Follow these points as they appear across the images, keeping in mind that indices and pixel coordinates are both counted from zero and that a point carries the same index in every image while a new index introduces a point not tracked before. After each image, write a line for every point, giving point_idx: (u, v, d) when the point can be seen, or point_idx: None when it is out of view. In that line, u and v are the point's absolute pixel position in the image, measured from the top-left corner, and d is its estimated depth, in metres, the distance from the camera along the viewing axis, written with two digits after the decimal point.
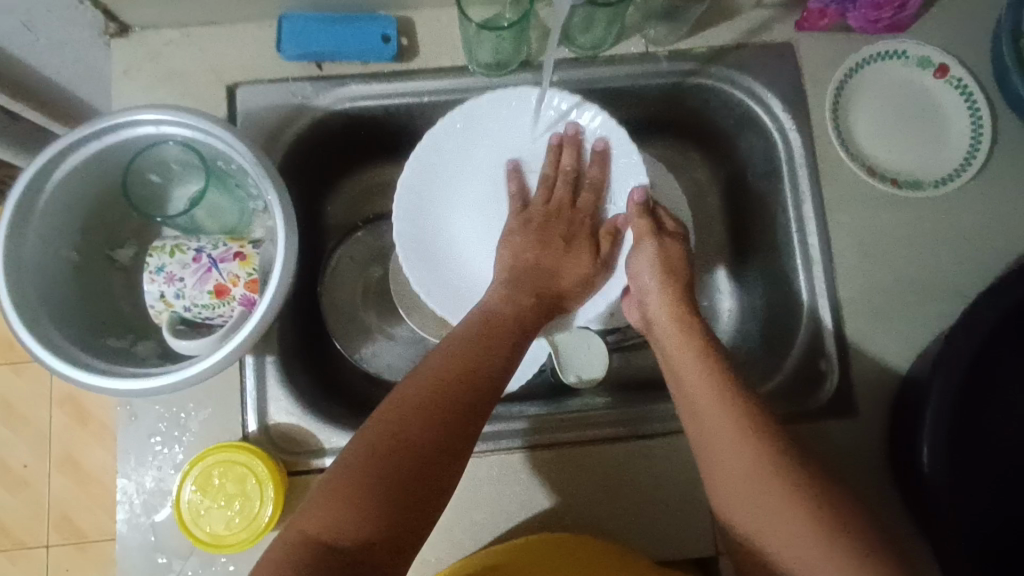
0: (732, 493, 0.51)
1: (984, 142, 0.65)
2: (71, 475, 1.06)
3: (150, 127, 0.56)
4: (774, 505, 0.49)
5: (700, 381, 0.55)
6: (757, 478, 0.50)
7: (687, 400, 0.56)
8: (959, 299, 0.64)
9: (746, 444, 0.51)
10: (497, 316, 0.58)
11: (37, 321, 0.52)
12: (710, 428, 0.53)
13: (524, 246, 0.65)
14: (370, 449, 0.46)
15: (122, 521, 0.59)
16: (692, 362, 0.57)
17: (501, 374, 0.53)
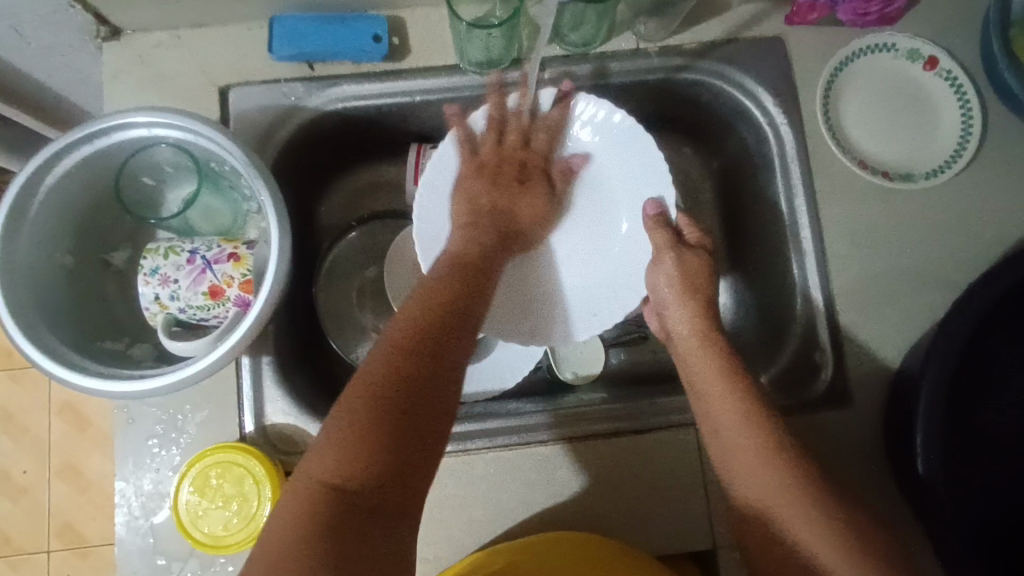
0: (733, 455, 0.53)
1: (974, 133, 0.65)
2: (71, 481, 1.06)
3: (143, 129, 0.56)
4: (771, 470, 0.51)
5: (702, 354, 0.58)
6: (756, 443, 0.52)
7: (691, 366, 0.58)
8: (951, 289, 0.64)
9: (745, 411, 0.54)
10: (462, 254, 0.58)
11: (32, 325, 0.52)
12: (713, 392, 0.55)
13: (476, 191, 0.63)
14: (365, 391, 0.46)
15: (121, 524, 0.59)
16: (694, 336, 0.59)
17: (473, 310, 0.54)
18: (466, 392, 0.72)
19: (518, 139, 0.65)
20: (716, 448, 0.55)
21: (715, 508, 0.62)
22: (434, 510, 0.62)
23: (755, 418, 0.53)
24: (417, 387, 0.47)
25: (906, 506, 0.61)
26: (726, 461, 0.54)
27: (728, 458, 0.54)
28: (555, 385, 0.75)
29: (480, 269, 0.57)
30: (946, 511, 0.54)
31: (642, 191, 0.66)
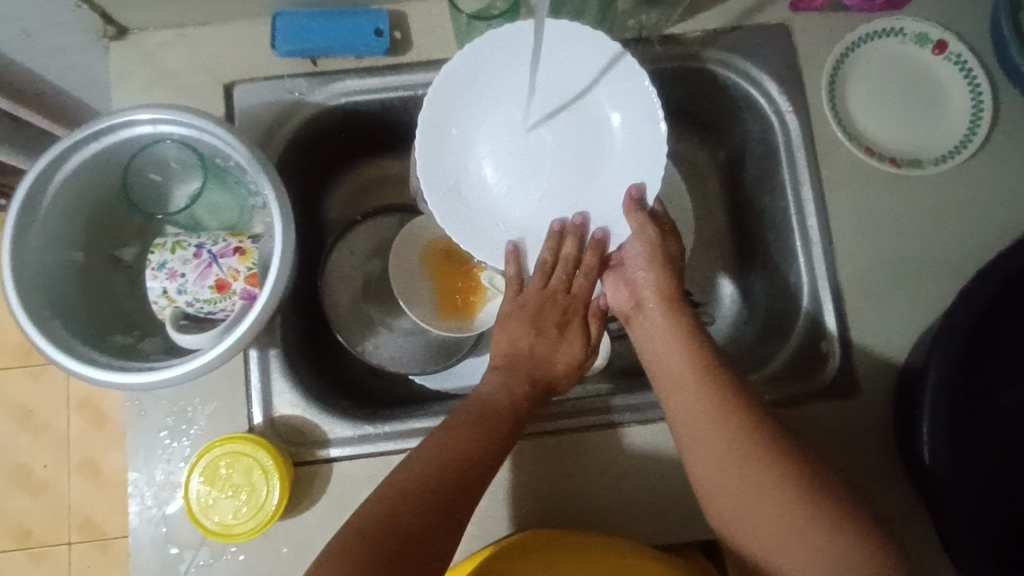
0: (700, 437, 0.53)
1: (984, 118, 0.64)
2: (89, 475, 1.08)
3: (147, 126, 0.57)
4: (736, 450, 0.51)
5: (690, 380, 0.56)
6: (722, 422, 0.53)
7: (674, 388, 0.57)
8: (960, 276, 0.63)
9: (708, 390, 0.55)
10: (492, 403, 0.57)
11: (43, 320, 0.53)
12: (705, 419, 0.54)
13: (517, 331, 0.62)
14: (362, 529, 0.47)
15: (134, 514, 0.61)
16: (679, 353, 0.58)
17: (487, 461, 0.54)
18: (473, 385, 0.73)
19: (562, 285, 0.62)
20: (681, 432, 0.55)
21: None
22: None
23: (720, 397, 0.54)
24: (404, 535, 0.47)
25: (915, 495, 0.60)
26: (692, 442, 0.54)
27: (697, 438, 0.54)
28: None
29: (511, 420, 0.57)
30: (954, 499, 0.53)
31: (631, 170, 0.62)
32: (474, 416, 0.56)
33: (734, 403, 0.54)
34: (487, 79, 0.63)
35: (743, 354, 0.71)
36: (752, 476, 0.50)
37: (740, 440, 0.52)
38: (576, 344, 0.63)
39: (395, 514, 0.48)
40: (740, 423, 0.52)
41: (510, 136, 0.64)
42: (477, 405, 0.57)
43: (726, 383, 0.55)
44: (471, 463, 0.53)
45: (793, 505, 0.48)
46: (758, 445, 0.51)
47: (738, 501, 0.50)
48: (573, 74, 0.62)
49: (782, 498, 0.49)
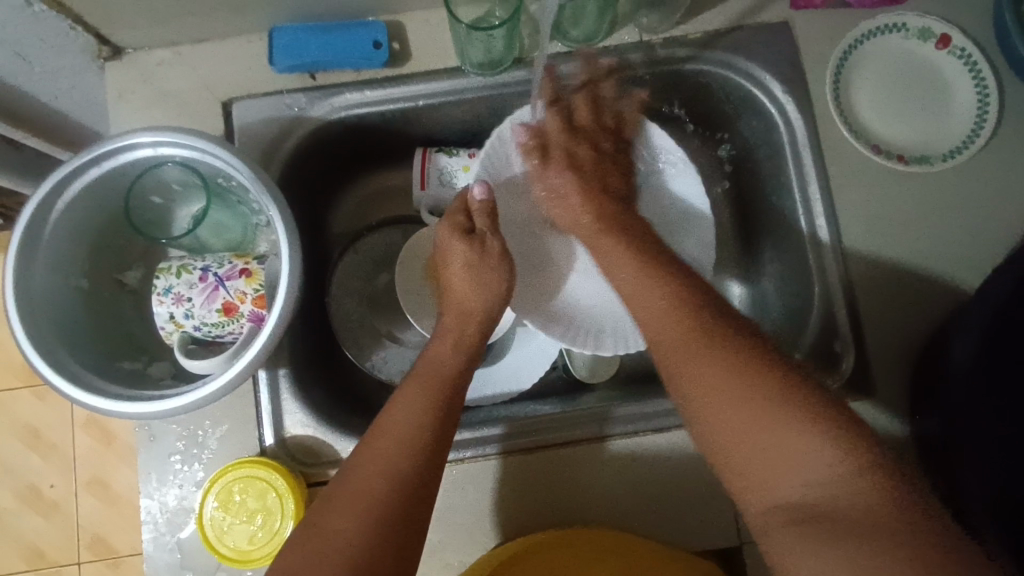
0: (666, 340, 0.53)
1: (991, 111, 0.64)
2: (98, 494, 1.08)
3: (148, 149, 0.56)
4: (727, 381, 0.48)
5: (675, 326, 0.52)
6: (678, 317, 0.53)
7: (661, 336, 0.53)
8: (972, 272, 0.63)
9: (697, 336, 0.51)
10: (440, 361, 0.57)
11: (51, 350, 0.52)
12: (695, 365, 0.50)
13: (457, 263, 0.62)
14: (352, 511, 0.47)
15: (148, 540, 0.60)
16: (659, 299, 0.54)
17: (448, 416, 0.54)
18: (485, 397, 0.72)
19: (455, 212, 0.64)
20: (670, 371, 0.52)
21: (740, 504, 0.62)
22: (455, 515, 0.62)
23: (712, 345, 0.50)
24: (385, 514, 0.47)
25: None
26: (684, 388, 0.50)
27: (664, 338, 0.53)
28: (572, 385, 0.75)
29: (456, 371, 0.57)
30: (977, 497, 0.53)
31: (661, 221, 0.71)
32: (416, 380, 0.55)
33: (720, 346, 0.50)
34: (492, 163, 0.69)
35: None
36: (757, 419, 0.46)
37: (711, 353, 0.49)
38: (476, 258, 0.62)
39: (346, 512, 0.47)
40: (723, 357, 0.49)
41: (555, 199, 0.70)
42: (423, 366, 0.57)
43: (713, 328, 0.51)
44: (433, 429, 0.52)
45: (809, 451, 0.43)
46: (739, 359, 0.48)
47: (749, 453, 0.46)
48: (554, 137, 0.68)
49: (776, 429, 0.45)
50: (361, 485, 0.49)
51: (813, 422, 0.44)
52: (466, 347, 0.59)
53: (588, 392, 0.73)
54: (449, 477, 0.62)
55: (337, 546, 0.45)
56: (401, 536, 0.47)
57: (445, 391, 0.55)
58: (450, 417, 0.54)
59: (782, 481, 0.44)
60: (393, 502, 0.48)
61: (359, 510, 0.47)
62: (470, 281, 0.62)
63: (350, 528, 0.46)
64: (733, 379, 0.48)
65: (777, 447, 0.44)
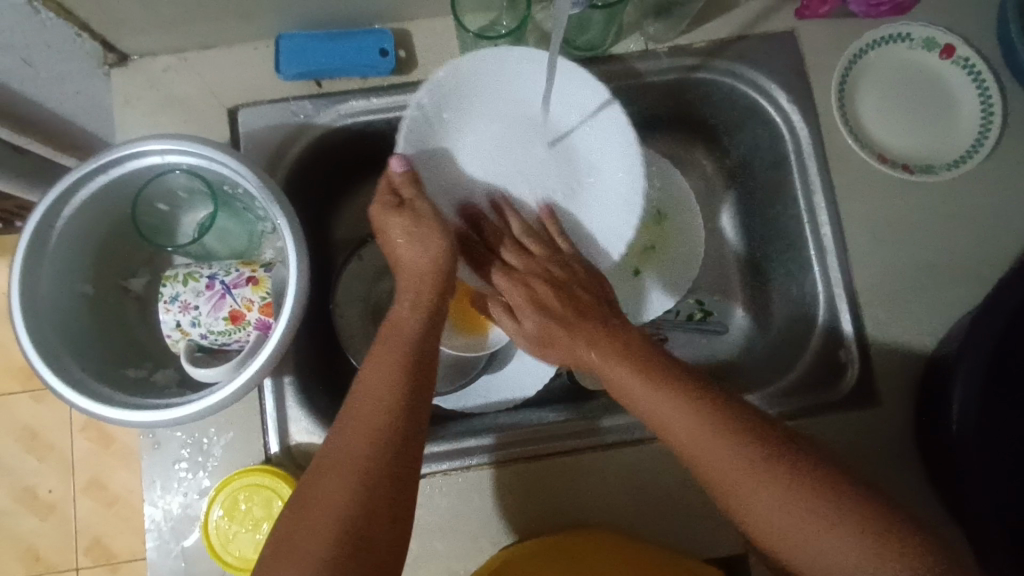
0: (667, 428, 0.52)
1: (996, 121, 0.64)
2: (96, 497, 1.07)
3: (156, 157, 0.56)
4: (745, 474, 0.48)
5: (678, 417, 0.52)
6: (671, 401, 0.52)
7: (666, 427, 0.52)
8: (976, 282, 0.63)
9: (705, 427, 0.50)
10: (400, 335, 0.56)
11: (57, 359, 0.52)
12: (710, 457, 0.50)
13: (392, 228, 0.60)
14: (324, 504, 0.46)
15: (152, 548, 0.60)
16: (654, 386, 0.53)
17: (413, 397, 0.52)
18: (490, 403, 0.72)
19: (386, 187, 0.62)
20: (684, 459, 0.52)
21: None
22: (460, 523, 0.62)
23: (721, 435, 0.50)
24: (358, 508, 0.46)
25: (942, 503, 0.60)
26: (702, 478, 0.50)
27: (663, 427, 0.53)
28: (577, 392, 0.75)
29: (418, 347, 0.55)
30: (983, 508, 0.53)
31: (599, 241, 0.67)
32: (381, 349, 0.55)
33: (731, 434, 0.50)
34: (486, 104, 0.65)
35: (759, 364, 0.71)
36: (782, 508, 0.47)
37: (724, 444, 0.49)
38: (419, 223, 0.59)
39: (327, 485, 0.47)
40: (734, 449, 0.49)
41: (493, 140, 0.66)
42: (385, 337, 0.56)
43: (717, 416, 0.51)
44: (401, 414, 0.51)
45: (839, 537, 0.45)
46: (750, 445, 0.49)
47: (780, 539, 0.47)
48: (579, 115, 0.64)
49: (802, 517, 0.46)
50: (339, 459, 0.48)
51: (834, 509, 0.46)
52: (426, 307, 0.58)
53: (592, 399, 0.73)
54: (455, 484, 0.62)
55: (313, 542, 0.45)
56: (387, 505, 0.47)
57: (408, 373, 0.53)
58: (415, 404, 0.52)
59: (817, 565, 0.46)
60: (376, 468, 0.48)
61: (344, 481, 0.47)
62: (414, 241, 0.59)
63: (336, 505, 0.46)
64: (744, 467, 0.48)
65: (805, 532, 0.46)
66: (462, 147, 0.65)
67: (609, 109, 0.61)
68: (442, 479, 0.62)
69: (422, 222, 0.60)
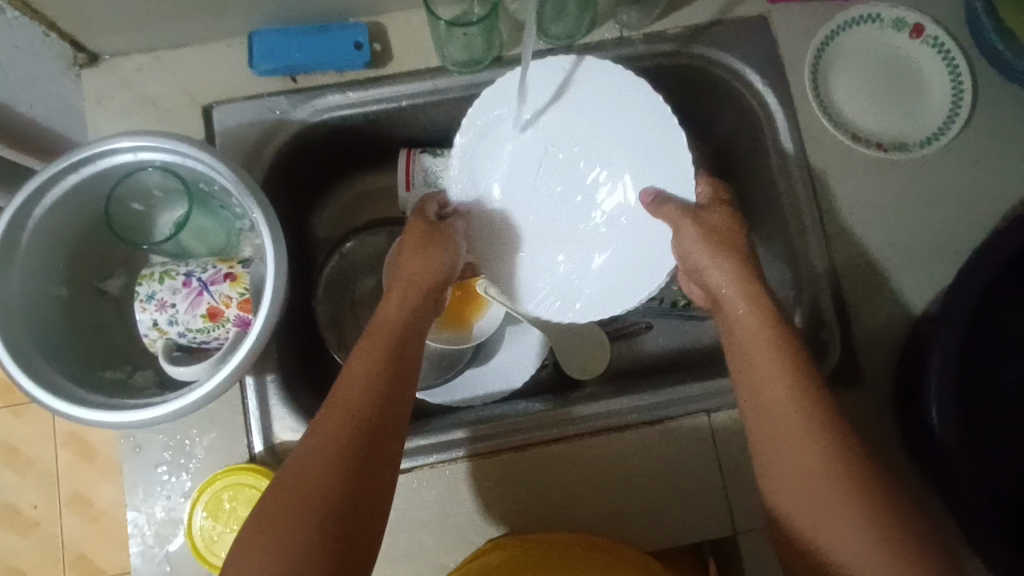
0: (766, 408, 0.52)
1: (965, 99, 0.65)
2: (82, 513, 1.05)
3: (128, 154, 0.55)
4: (817, 453, 0.49)
5: (775, 384, 0.52)
6: (778, 381, 0.52)
7: (758, 389, 0.53)
8: (952, 257, 0.64)
9: (796, 402, 0.51)
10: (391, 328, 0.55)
11: (30, 361, 0.51)
12: (788, 432, 0.50)
13: (415, 243, 0.60)
14: (310, 489, 0.45)
15: (135, 554, 0.59)
16: (762, 346, 0.54)
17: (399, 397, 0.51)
18: (478, 396, 0.72)
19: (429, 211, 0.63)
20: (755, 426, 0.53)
21: (733, 495, 0.62)
22: (450, 516, 0.61)
23: (806, 412, 0.51)
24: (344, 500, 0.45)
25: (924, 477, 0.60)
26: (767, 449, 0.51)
27: (755, 389, 0.53)
28: (564, 382, 0.75)
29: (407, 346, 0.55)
30: (963, 477, 0.54)
31: (639, 239, 0.64)
32: (370, 344, 0.54)
33: (816, 419, 0.50)
34: (523, 153, 0.64)
35: None
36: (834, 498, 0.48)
37: (807, 421, 0.50)
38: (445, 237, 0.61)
39: (306, 479, 0.46)
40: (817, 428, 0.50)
41: (549, 181, 0.65)
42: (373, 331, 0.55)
43: (813, 399, 0.51)
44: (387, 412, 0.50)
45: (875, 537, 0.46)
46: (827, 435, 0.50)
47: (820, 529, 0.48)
48: (603, 122, 0.64)
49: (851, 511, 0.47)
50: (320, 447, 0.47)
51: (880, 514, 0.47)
52: (412, 306, 0.57)
53: (579, 389, 0.73)
54: (442, 477, 0.62)
55: (290, 529, 0.43)
56: (363, 504, 0.46)
57: (398, 371, 0.52)
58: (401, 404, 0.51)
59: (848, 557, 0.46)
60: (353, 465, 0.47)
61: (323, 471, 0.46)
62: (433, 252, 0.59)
63: (315, 498, 0.45)
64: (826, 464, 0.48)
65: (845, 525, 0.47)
66: (519, 203, 0.65)
67: (587, 63, 0.62)
68: (429, 473, 0.62)
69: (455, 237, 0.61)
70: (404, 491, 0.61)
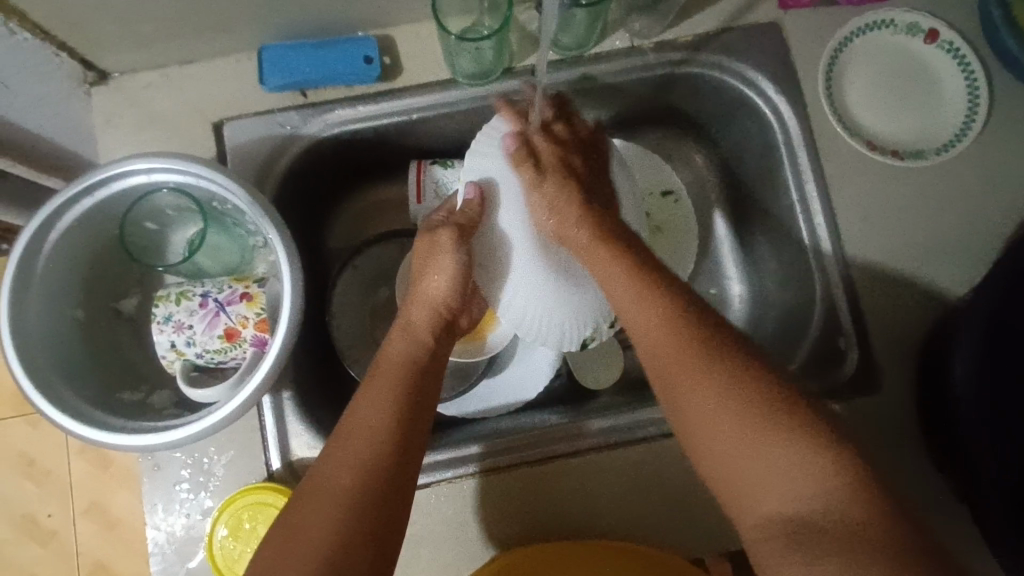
0: (643, 330, 0.52)
1: (982, 103, 0.64)
2: (97, 520, 1.06)
3: (142, 176, 0.55)
4: (707, 365, 0.49)
5: (645, 308, 0.52)
6: (640, 294, 0.53)
7: (629, 312, 0.53)
8: (969, 263, 0.63)
9: (667, 316, 0.51)
10: (405, 355, 0.56)
11: (50, 386, 0.51)
12: (670, 352, 0.50)
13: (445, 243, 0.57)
14: (337, 518, 0.45)
15: (157, 572, 0.59)
16: (612, 266, 0.55)
17: (414, 423, 0.52)
18: (492, 408, 0.72)
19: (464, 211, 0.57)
20: (646, 350, 0.52)
21: None
22: (469, 529, 0.61)
23: (681, 328, 0.51)
24: (364, 526, 0.46)
25: (945, 486, 0.60)
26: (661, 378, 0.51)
27: (627, 314, 0.54)
28: (577, 391, 0.75)
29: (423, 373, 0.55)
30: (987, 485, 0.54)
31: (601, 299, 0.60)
32: (378, 379, 0.54)
33: (693, 333, 0.50)
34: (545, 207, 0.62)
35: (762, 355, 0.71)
36: (735, 411, 0.47)
37: (688, 339, 0.50)
38: (450, 248, 0.57)
39: (324, 508, 0.46)
40: (701, 344, 0.50)
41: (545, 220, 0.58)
42: (382, 364, 0.55)
43: (684, 316, 0.51)
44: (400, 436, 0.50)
45: (797, 455, 0.44)
46: (710, 350, 0.49)
47: (730, 446, 0.46)
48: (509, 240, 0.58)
49: (758, 431, 0.46)
50: (318, 495, 0.47)
51: (786, 430, 0.45)
52: (422, 335, 0.58)
53: (594, 399, 0.73)
54: (462, 492, 0.62)
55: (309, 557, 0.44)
56: (381, 526, 0.47)
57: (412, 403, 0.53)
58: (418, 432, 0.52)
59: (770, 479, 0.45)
60: (361, 500, 0.47)
61: (325, 520, 0.45)
62: (441, 266, 0.58)
63: (319, 543, 0.44)
64: (738, 417, 0.46)
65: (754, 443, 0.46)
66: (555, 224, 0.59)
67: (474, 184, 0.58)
68: (449, 488, 0.62)
69: (467, 248, 0.57)
70: (425, 506, 0.61)
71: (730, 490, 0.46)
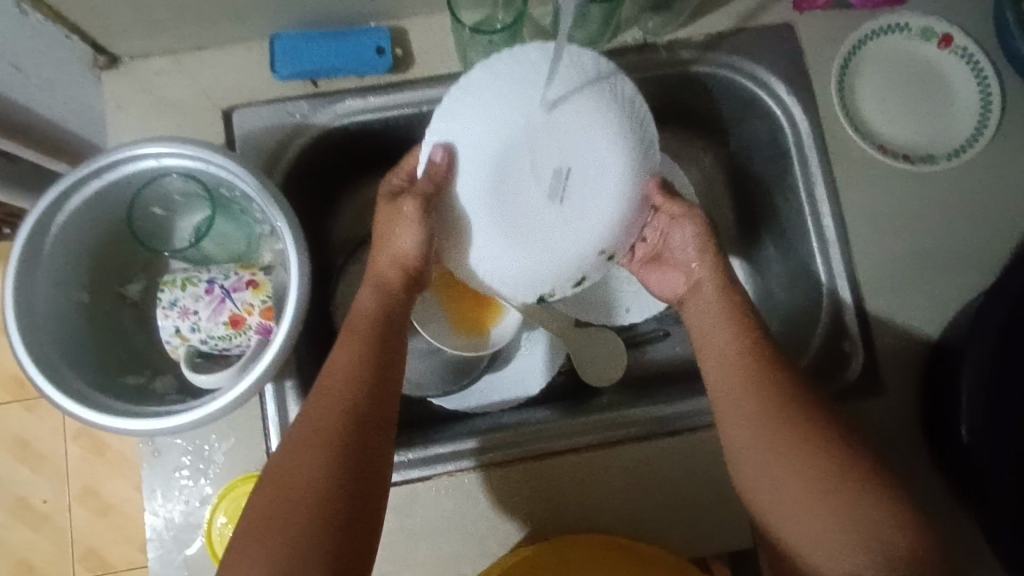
0: (720, 361, 0.53)
1: (995, 110, 0.64)
2: (92, 506, 1.06)
3: (151, 160, 0.54)
4: (780, 404, 0.50)
5: (730, 344, 0.53)
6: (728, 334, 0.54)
7: (709, 344, 0.54)
8: (977, 270, 0.63)
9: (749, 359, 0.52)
10: (370, 315, 0.54)
11: (55, 368, 0.51)
12: (742, 387, 0.51)
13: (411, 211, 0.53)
14: (314, 492, 0.45)
15: (154, 558, 0.59)
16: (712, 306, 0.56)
17: (384, 401, 0.51)
18: (493, 403, 0.72)
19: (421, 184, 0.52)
20: (714, 378, 0.53)
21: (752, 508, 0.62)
22: (468, 523, 0.61)
23: (762, 371, 0.51)
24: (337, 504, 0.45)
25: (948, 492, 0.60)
26: (728, 405, 0.51)
27: (707, 343, 0.55)
28: (580, 389, 0.74)
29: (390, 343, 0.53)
30: (992, 494, 0.53)
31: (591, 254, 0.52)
32: (349, 337, 0.53)
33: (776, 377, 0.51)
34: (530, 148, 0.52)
35: None
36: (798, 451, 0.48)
37: (766, 377, 0.51)
38: (415, 219, 0.53)
39: (303, 478, 0.46)
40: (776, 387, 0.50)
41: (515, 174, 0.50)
42: (351, 322, 0.54)
43: (769, 363, 0.52)
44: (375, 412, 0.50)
45: (845, 499, 0.45)
46: (785, 394, 0.50)
47: (781, 479, 0.48)
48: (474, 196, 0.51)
49: (815, 469, 0.47)
50: (303, 446, 0.47)
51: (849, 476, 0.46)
52: (392, 295, 0.56)
53: (597, 396, 0.72)
54: (461, 486, 0.61)
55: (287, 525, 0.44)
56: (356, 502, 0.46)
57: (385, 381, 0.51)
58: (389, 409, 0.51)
59: (808, 515, 0.46)
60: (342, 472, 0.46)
61: (306, 479, 0.46)
62: (406, 236, 0.54)
63: (297, 513, 0.44)
64: (804, 461, 0.47)
65: (809, 481, 0.47)
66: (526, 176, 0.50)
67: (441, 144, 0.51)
68: (449, 482, 0.61)
69: (432, 220, 0.53)
70: (424, 499, 0.61)
71: (767, 510, 0.48)
